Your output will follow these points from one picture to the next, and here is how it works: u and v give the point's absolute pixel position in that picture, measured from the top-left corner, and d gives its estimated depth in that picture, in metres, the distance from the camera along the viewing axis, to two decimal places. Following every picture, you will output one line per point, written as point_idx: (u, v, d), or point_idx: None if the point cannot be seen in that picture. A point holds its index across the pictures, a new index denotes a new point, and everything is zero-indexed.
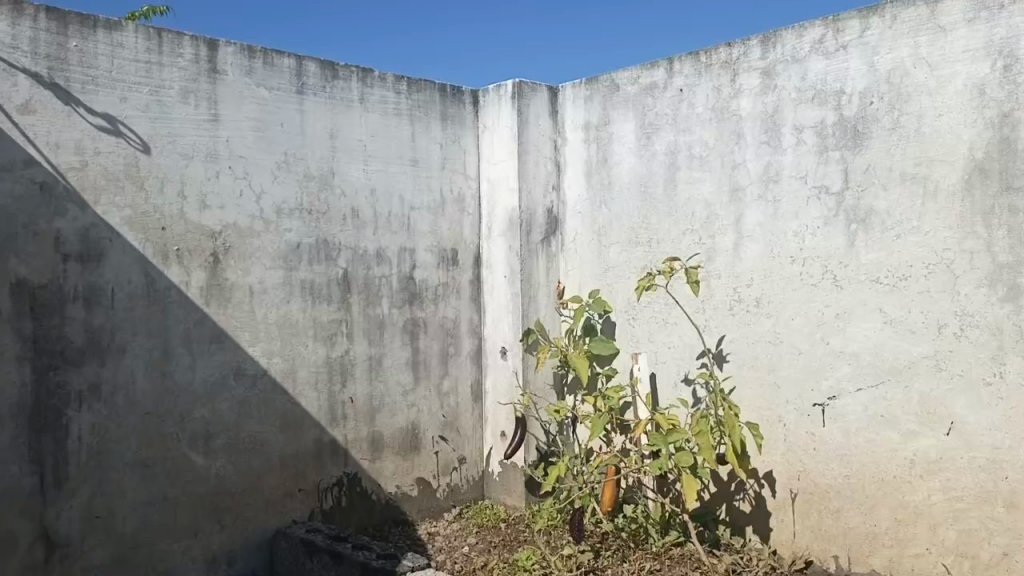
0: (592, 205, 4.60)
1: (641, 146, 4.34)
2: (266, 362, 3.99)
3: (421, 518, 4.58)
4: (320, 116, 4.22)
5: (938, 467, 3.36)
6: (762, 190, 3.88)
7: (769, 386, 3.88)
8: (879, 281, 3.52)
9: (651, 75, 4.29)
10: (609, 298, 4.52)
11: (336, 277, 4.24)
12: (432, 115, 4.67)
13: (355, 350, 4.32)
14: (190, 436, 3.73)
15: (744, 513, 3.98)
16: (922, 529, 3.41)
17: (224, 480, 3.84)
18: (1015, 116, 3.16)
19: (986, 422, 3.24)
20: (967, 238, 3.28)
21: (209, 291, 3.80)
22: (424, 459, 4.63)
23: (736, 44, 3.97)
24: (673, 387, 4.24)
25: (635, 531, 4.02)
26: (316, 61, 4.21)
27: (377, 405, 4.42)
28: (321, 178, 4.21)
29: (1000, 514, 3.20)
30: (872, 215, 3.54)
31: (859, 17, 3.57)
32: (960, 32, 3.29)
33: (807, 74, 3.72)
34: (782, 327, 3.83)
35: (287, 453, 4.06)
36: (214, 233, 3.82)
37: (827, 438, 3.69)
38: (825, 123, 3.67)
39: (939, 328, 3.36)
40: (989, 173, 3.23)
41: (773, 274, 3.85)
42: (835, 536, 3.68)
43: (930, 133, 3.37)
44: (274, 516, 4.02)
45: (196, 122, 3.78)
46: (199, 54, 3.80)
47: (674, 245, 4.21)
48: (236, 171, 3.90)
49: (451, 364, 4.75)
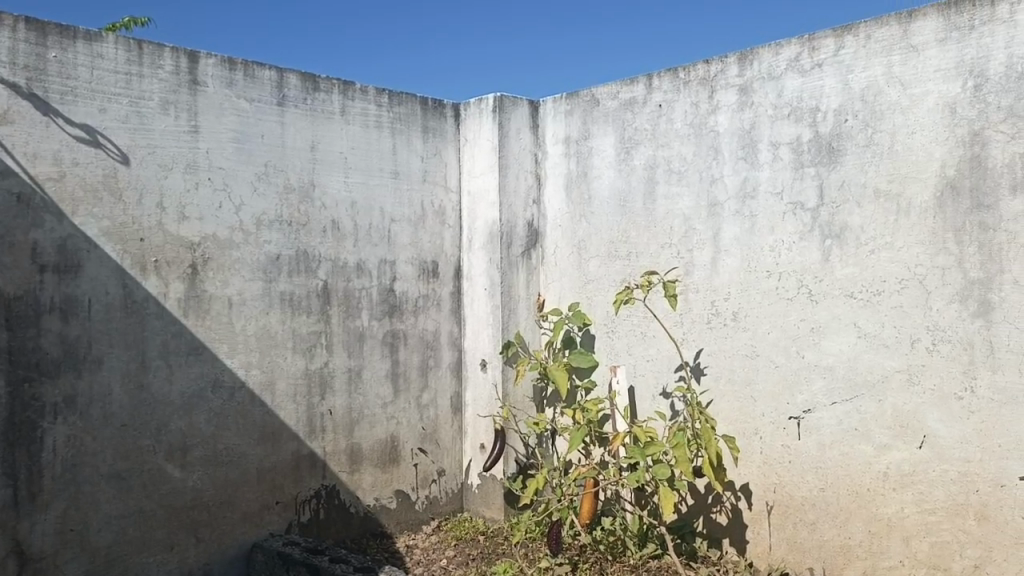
0: (571, 218, 4.63)
1: (620, 161, 4.38)
2: (244, 373, 3.97)
3: (399, 530, 4.57)
4: (301, 128, 4.23)
5: (911, 480, 3.40)
6: (739, 206, 3.93)
7: (746, 400, 3.91)
8: (853, 295, 3.56)
9: (631, 90, 4.34)
10: (589, 311, 4.54)
11: (315, 289, 4.24)
12: (414, 128, 4.69)
13: (334, 362, 4.32)
14: (166, 449, 3.71)
15: (720, 525, 4.01)
16: (896, 541, 3.45)
17: (201, 493, 3.82)
18: (984, 134, 3.22)
19: (957, 435, 3.29)
20: (939, 254, 3.33)
21: (187, 302, 3.79)
22: (403, 471, 4.62)
23: (714, 60, 4.02)
24: (652, 400, 4.27)
25: (612, 543, 4.04)
26: (297, 73, 4.22)
27: (356, 417, 4.41)
28: (301, 190, 4.21)
29: (972, 527, 3.24)
30: (846, 230, 3.59)
31: (834, 35, 3.63)
32: (932, 52, 3.36)
33: (784, 91, 3.78)
34: (759, 341, 3.86)
35: (265, 466, 4.05)
36: (193, 245, 3.82)
37: (802, 451, 3.73)
38: (800, 140, 3.72)
39: (912, 342, 3.41)
40: (960, 190, 3.28)
41: (749, 288, 3.89)
42: (810, 548, 3.71)
43: (902, 151, 3.43)
44: (251, 528, 4.00)
45: (176, 133, 3.78)
46: (179, 65, 3.80)
47: (652, 258, 4.25)
48: (216, 182, 3.90)
49: (431, 376, 4.75)
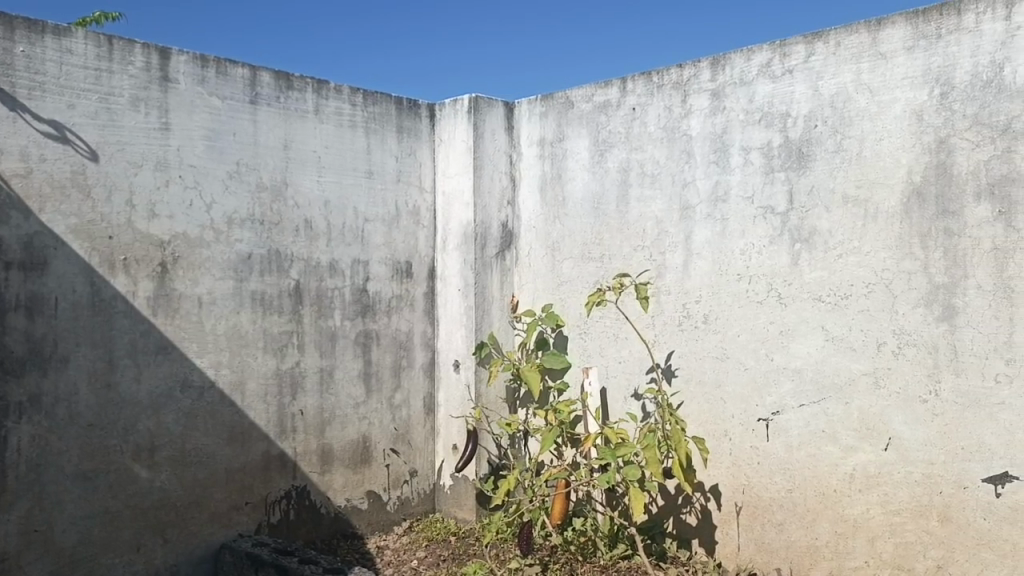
0: (546, 220, 4.64)
1: (594, 163, 4.40)
2: (214, 373, 3.94)
3: (371, 531, 4.56)
4: (274, 127, 4.20)
5: (877, 481, 3.45)
6: (710, 209, 3.96)
7: (716, 401, 3.94)
8: (821, 299, 3.61)
9: (605, 93, 4.36)
10: (562, 312, 4.56)
11: (287, 288, 4.22)
12: (388, 128, 4.68)
13: (306, 362, 4.30)
14: (133, 449, 3.67)
15: (690, 526, 4.04)
16: (861, 541, 3.50)
17: (168, 493, 3.79)
18: (950, 142, 3.28)
19: (921, 437, 3.34)
20: (905, 258, 3.38)
21: (156, 300, 3.75)
22: (375, 472, 4.61)
23: (688, 65, 4.05)
24: (623, 402, 4.29)
25: (582, 544, 4.06)
26: (270, 71, 4.19)
27: (327, 417, 4.39)
28: (274, 189, 4.19)
29: (935, 527, 3.30)
30: (815, 234, 3.63)
31: (805, 42, 3.67)
32: (900, 60, 3.41)
33: (755, 96, 3.82)
34: (729, 343, 3.90)
35: (234, 466, 4.02)
36: (163, 243, 3.78)
37: (770, 452, 3.77)
38: (771, 145, 3.77)
39: (878, 346, 3.46)
40: (926, 196, 3.34)
41: (721, 291, 3.92)
42: (778, 548, 3.75)
43: (871, 156, 3.48)
44: (220, 529, 3.97)
45: (146, 130, 3.74)
46: (150, 62, 3.77)
47: (625, 261, 4.27)
48: (186, 180, 3.87)
49: (404, 376, 4.74)
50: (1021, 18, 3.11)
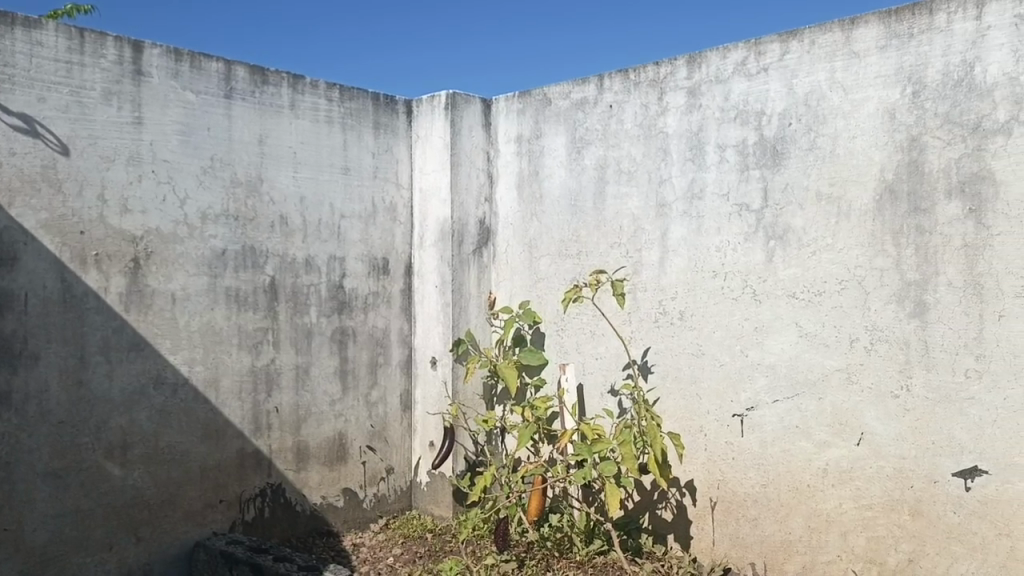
0: (523, 217, 4.63)
1: (572, 160, 4.41)
2: (187, 370, 3.91)
3: (346, 529, 4.54)
4: (249, 122, 4.16)
5: (849, 476, 3.49)
6: (686, 206, 3.98)
7: (692, 398, 3.97)
8: (795, 296, 3.64)
9: (582, 90, 4.37)
10: (539, 309, 4.56)
11: (262, 285, 4.19)
12: (365, 124, 4.66)
13: (281, 359, 4.27)
14: (105, 447, 3.63)
15: (666, 521, 4.06)
16: (834, 536, 3.53)
17: (141, 491, 3.75)
18: (922, 140, 3.31)
19: (893, 432, 3.38)
20: (877, 256, 3.42)
21: (128, 297, 3.71)
22: (350, 469, 4.59)
23: (664, 62, 4.07)
24: (600, 398, 4.30)
25: (559, 540, 4.07)
26: (245, 66, 4.16)
27: (303, 415, 4.37)
28: (249, 184, 4.15)
29: (906, 521, 3.34)
30: (789, 231, 3.66)
31: (779, 40, 3.70)
32: (873, 59, 3.44)
33: (731, 94, 3.84)
34: (704, 339, 3.92)
35: (208, 464, 3.99)
36: (135, 238, 3.74)
37: (744, 448, 3.80)
38: (746, 143, 3.79)
39: (851, 342, 3.49)
40: (898, 194, 3.37)
41: (697, 287, 3.94)
42: (752, 543, 3.78)
43: (844, 154, 3.51)
44: (194, 528, 3.94)
45: (118, 124, 3.70)
46: (123, 55, 3.72)
47: (601, 258, 4.28)
48: (160, 175, 3.83)
49: (380, 373, 4.72)
50: (991, 19, 3.16)
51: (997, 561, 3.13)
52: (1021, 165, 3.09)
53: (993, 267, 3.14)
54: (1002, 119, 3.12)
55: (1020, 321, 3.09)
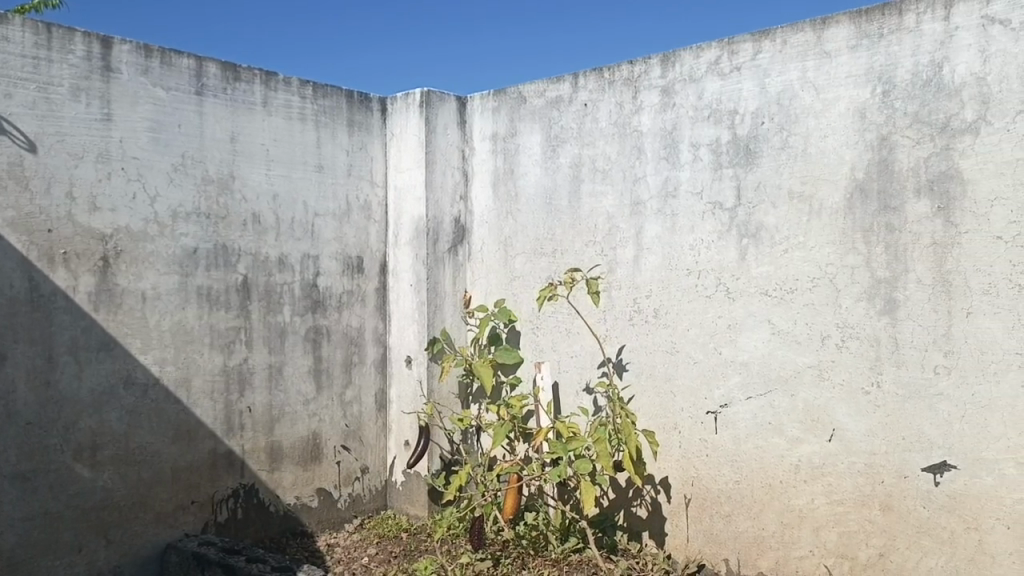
0: (498, 215, 4.63)
1: (547, 158, 4.41)
2: (158, 369, 3.86)
3: (320, 529, 4.50)
4: (221, 119, 4.12)
5: (821, 472, 3.52)
6: (660, 205, 3.99)
7: (666, 395, 3.98)
8: (768, 293, 3.66)
9: (557, 89, 4.37)
10: (514, 308, 4.55)
11: (234, 284, 4.15)
12: (339, 121, 4.63)
13: (254, 358, 4.23)
14: (74, 448, 3.58)
15: (640, 519, 4.08)
16: (806, 531, 3.56)
17: (112, 493, 3.70)
18: (891, 139, 3.35)
19: (864, 429, 3.42)
20: (848, 253, 3.45)
21: (98, 296, 3.66)
22: (325, 469, 4.56)
23: (638, 61, 4.08)
24: (575, 396, 4.31)
25: (534, 539, 4.07)
26: (217, 63, 4.11)
27: (277, 415, 4.34)
28: (220, 182, 4.11)
29: (877, 517, 3.38)
30: (762, 230, 3.68)
31: (752, 40, 3.72)
32: (843, 59, 3.47)
33: (704, 92, 3.86)
34: (678, 337, 3.94)
35: (180, 464, 3.95)
36: (104, 237, 3.69)
37: (718, 445, 3.82)
38: (720, 142, 3.81)
39: (823, 339, 3.52)
40: (868, 192, 3.41)
41: (671, 286, 3.96)
42: (726, 539, 3.80)
43: (815, 153, 3.54)
44: (165, 529, 3.89)
45: (87, 122, 3.64)
46: (91, 51, 3.67)
47: (577, 256, 4.29)
48: (129, 173, 3.78)
49: (355, 372, 4.69)
50: (959, 19, 3.20)
51: (965, 554, 3.17)
52: (987, 164, 3.13)
53: (962, 265, 3.18)
54: (970, 119, 3.17)
55: (988, 318, 3.13)
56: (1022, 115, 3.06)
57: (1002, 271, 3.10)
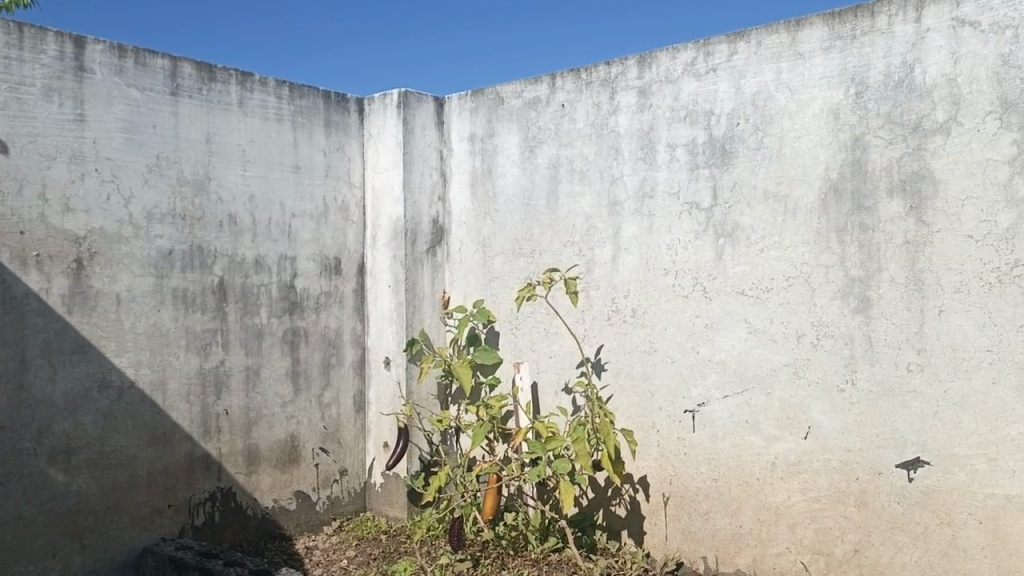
0: (476, 216, 4.63)
1: (524, 159, 4.42)
2: (134, 372, 3.82)
3: (299, 532, 4.48)
4: (196, 119, 4.09)
5: (797, 469, 3.56)
6: (638, 205, 4.01)
7: (644, 394, 4.00)
8: (744, 293, 3.69)
9: (534, 90, 4.38)
10: (492, 308, 4.56)
11: (210, 286, 4.12)
12: (316, 122, 4.61)
13: (231, 361, 4.20)
14: (48, 452, 3.54)
15: (619, 517, 4.10)
16: (783, 528, 3.60)
17: (87, 497, 3.66)
18: (865, 140, 3.39)
19: (839, 425, 3.46)
20: (823, 253, 3.49)
21: (71, 298, 3.62)
22: (303, 471, 4.54)
23: (615, 62, 4.10)
24: (554, 396, 4.32)
25: (514, 539, 4.08)
26: (192, 63, 4.08)
27: (254, 417, 4.31)
28: (196, 182, 4.08)
29: (852, 513, 3.42)
30: (738, 230, 3.71)
31: (727, 41, 3.75)
32: (817, 60, 3.51)
33: (681, 93, 3.88)
34: (656, 336, 3.96)
35: (156, 468, 3.91)
36: (78, 238, 3.65)
37: (696, 443, 3.85)
38: (696, 142, 3.84)
39: (798, 337, 3.56)
40: (842, 192, 3.45)
41: (648, 286, 3.98)
42: (704, 537, 3.83)
43: (790, 153, 3.58)
44: (141, 533, 3.86)
45: (60, 122, 3.60)
46: (64, 51, 3.63)
47: (555, 257, 4.30)
48: (103, 174, 3.74)
49: (333, 374, 4.67)
50: (930, 21, 3.25)
51: (938, 549, 3.22)
52: (958, 165, 3.18)
53: (934, 264, 3.23)
54: (941, 120, 3.21)
55: (959, 315, 3.18)
56: (992, 116, 3.11)
57: (973, 270, 3.15)
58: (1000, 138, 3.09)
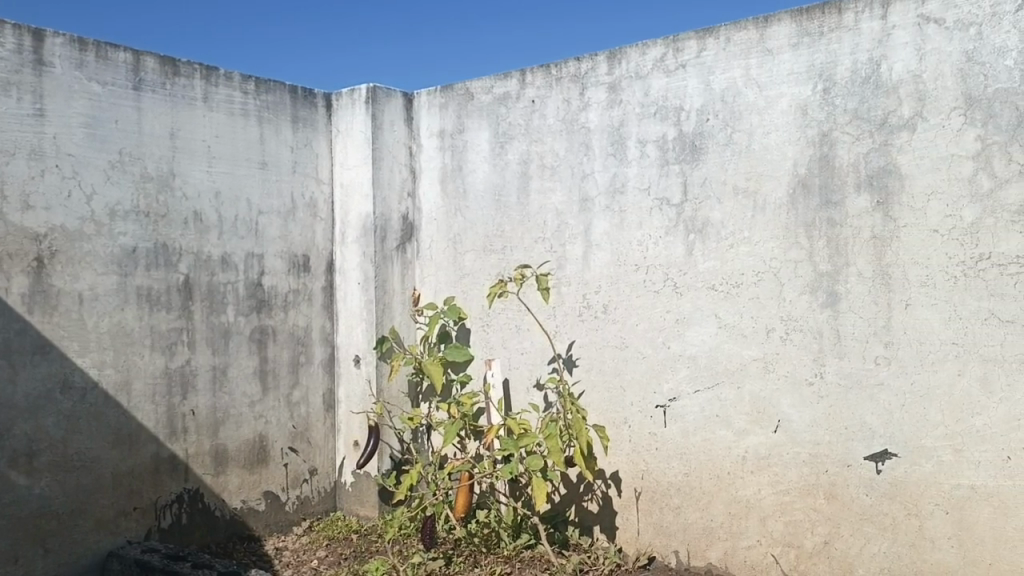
0: (446, 212, 4.60)
1: (494, 155, 4.40)
2: (97, 373, 3.74)
3: (268, 533, 4.42)
4: (159, 114, 4.01)
5: (767, 462, 3.58)
6: (608, 201, 4.01)
7: (616, 390, 4.01)
8: (714, 288, 3.71)
9: (504, 85, 4.36)
10: (463, 305, 4.53)
11: (175, 284, 4.05)
12: (283, 118, 4.54)
13: (197, 360, 4.13)
14: (8, 455, 3.46)
15: (592, 513, 4.10)
16: (753, 521, 3.62)
17: (49, 501, 3.58)
18: (832, 136, 3.42)
19: (808, 419, 3.48)
20: (791, 248, 3.52)
21: (32, 298, 3.54)
22: (272, 471, 4.48)
23: (585, 58, 4.09)
24: (526, 393, 4.30)
25: (486, 536, 4.07)
26: (155, 56, 4.00)
27: (221, 417, 4.24)
28: (159, 179, 4.01)
29: (821, 505, 3.45)
30: (707, 225, 3.73)
31: (696, 37, 3.76)
32: (785, 56, 3.53)
33: (650, 90, 3.89)
34: (628, 332, 3.96)
35: (121, 469, 3.84)
36: (38, 236, 3.57)
37: (667, 439, 3.86)
38: (665, 138, 3.85)
39: (767, 332, 3.58)
40: (810, 187, 3.47)
41: (619, 281, 3.98)
42: (675, 531, 3.84)
43: (758, 149, 3.60)
44: (106, 537, 3.78)
45: (18, 117, 3.52)
46: (22, 44, 3.54)
47: (526, 253, 4.29)
48: (64, 170, 3.66)
49: (302, 373, 4.62)
50: (895, 18, 3.28)
51: (906, 540, 3.26)
52: (924, 160, 3.21)
53: (901, 258, 3.27)
54: (907, 116, 3.25)
55: (925, 309, 3.22)
56: (956, 112, 3.15)
57: (938, 265, 3.19)
58: (965, 134, 3.13)
